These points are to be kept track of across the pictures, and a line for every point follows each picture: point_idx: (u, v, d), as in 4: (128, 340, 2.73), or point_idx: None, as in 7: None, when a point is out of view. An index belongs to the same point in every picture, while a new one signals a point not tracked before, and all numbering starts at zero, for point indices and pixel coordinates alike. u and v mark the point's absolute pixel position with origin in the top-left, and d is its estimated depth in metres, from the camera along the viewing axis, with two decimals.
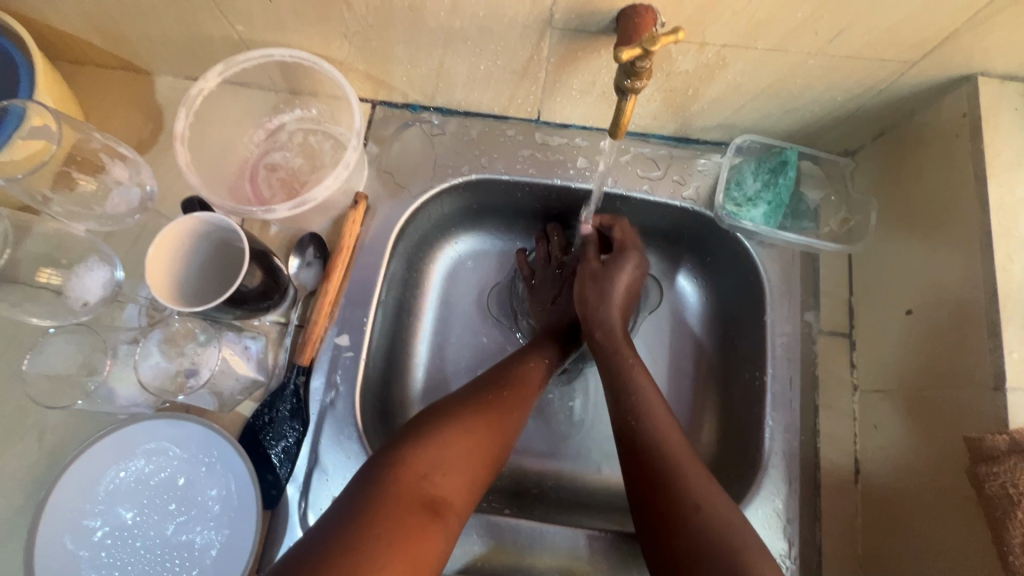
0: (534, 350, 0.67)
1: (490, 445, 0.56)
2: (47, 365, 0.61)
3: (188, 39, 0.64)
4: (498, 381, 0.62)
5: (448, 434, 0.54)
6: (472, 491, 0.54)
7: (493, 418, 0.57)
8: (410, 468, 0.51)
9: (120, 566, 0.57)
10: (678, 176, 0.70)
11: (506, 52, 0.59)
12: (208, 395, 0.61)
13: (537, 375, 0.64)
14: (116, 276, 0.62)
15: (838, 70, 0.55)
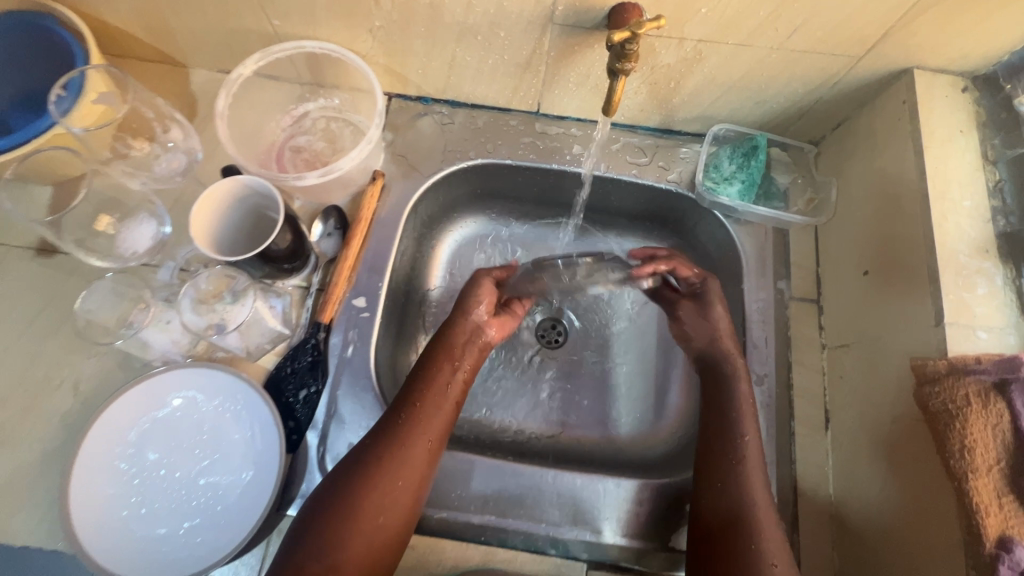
0: (429, 387, 0.62)
1: (379, 512, 0.55)
2: (96, 313, 0.68)
3: (227, 32, 0.72)
4: (383, 434, 0.58)
5: (333, 511, 0.54)
6: (375, 561, 0.54)
7: (369, 505, 0.54)
8: (301, 551, 0.52)
9: (146, 504, 0.61)
10: (663, 163, 0.78)
11: (512, 46, 0.68)
12: (238, 340, 0.66)
13: (434, 424, 0.60)
14: (162, 231, 0.71)
15: (796, 64, 0.64)
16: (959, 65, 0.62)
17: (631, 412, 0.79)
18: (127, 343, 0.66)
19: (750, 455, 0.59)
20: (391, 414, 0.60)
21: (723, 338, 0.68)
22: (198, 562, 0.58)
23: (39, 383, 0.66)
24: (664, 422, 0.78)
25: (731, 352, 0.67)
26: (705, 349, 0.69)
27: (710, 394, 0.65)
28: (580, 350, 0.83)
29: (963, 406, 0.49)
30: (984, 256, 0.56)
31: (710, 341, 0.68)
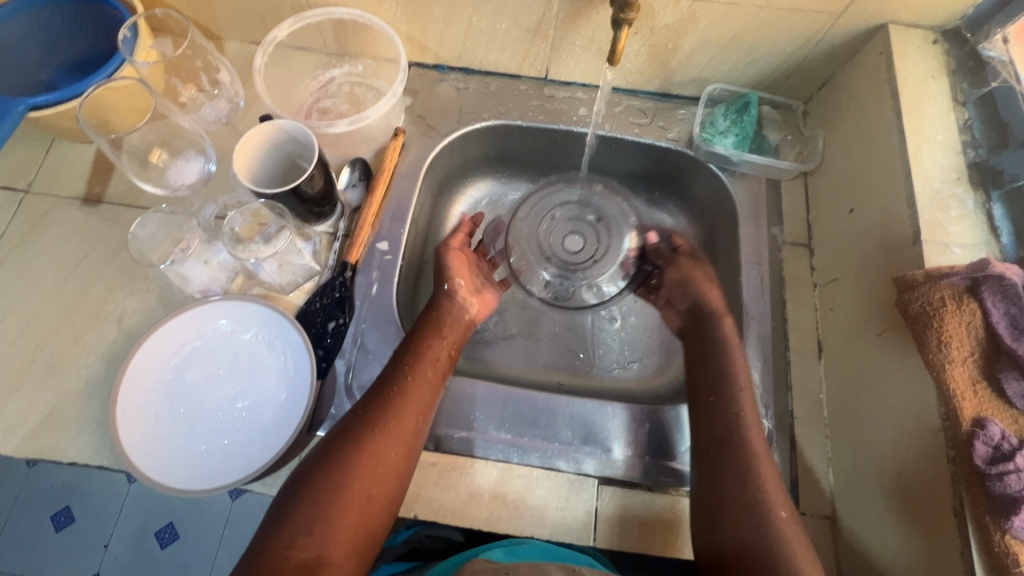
0: (417, 362, 0.65)
1: (366, 484, 0.56)
2: (146, 247, 0.73)
3: (261, 3, 0.79)
4: (372, 406, 0.60)
5: (323, 479, 0.55)
6: (367, 531, 0.55)
7: (357, 478, 0.55)
8: (286, 532, 0.52)
9: (186, 423, 0.65)
10: (663, 123, 0.85)
11: (523, 10, 0.74)
12: (274, 271, 0.71)
13: (420, 396, 0.63)
14: (208, 168, 0.77)
15: (782, 22, 0.71)
16: (928, 21, 0.69)
17: (637, 355, 0.84)
18: (166, 271, 0.70)
19: (767, 476, 0.58)
20: (379, 388, 0.62)
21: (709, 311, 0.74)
22: (234, 475, 0.62)
23: (84, 317, 0.70)
24: (668, 362, 0.83)
25: (720, 323, 0.72)
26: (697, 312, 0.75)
27: (704, 369, 0.69)
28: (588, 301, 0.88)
29: (940, 307, 0.54)
30: (956, 183, 0.62)
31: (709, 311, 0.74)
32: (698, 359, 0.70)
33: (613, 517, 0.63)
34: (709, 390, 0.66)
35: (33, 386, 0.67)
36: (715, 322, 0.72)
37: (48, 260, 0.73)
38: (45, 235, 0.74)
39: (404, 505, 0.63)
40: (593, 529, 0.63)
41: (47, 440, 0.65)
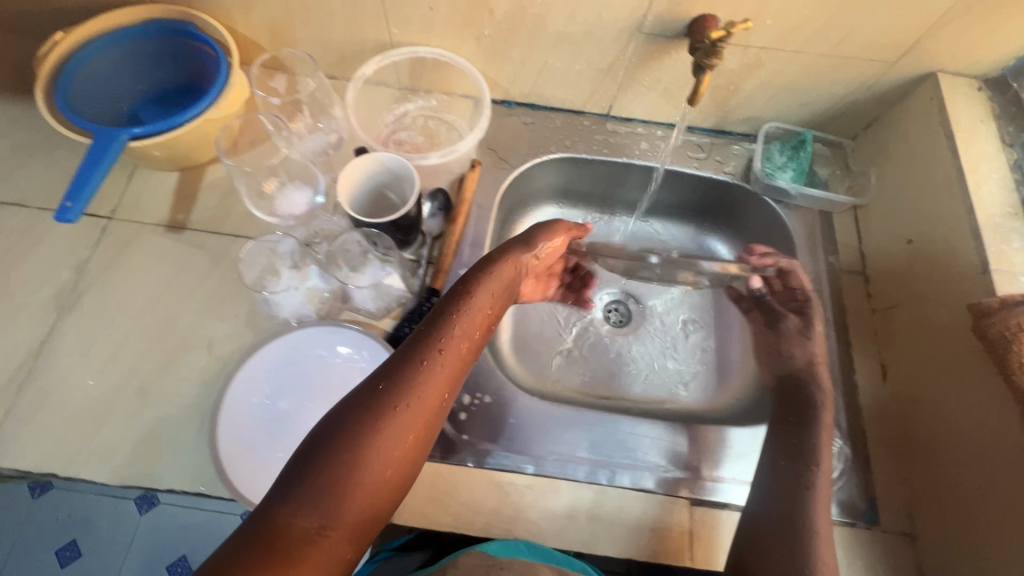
0: (446, 331, 0.55)
1: (386, 461, 0.47)
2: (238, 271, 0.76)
3: (345, 41, 0.82)
4: (394, 379, 0.50)
5: (340, 448, 0.45)
6: (375, 514, 0.46)
7: (377, 453, 0.46)
8: (285, 501, 0.43)
9: (283, 449, 0.66)
10: (719, 158, 0.90)
11: (600, 54, 0.79)
12: (369, 296, 0.74)
13: (449, 369, 0.53)
14: (316, 200, 0.81)
15: (840, 69, 0.77)
16: (973, 70, 0.75)
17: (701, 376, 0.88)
18: (266, 299, 0.73)
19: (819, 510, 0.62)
20: (405, 358, 0.52)
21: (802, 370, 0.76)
22: None
23: (175, 342, 0.71)
24: (728, 384, 0.87)
25: (806, 384, 0.75)
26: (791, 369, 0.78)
27: (787, 420, 0.73)
28: (652, 326, 0.92)
29: (1017, 332, 0.58)
30: (1014, 218, 0.67)
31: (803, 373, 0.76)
32: (791, 411, 0.74)
33: (708, 537, 0.65)
34: (788, 439, 0.71)
35: (127, 412, 0.67)
36: (809, 376, 0.75)
37: (134, 286, 0.74)
38: (131, 262, 0.75)
39: (504, 528, 0.64)
40: (688, 550, 0.64)
41: (143, 466, 0.64)
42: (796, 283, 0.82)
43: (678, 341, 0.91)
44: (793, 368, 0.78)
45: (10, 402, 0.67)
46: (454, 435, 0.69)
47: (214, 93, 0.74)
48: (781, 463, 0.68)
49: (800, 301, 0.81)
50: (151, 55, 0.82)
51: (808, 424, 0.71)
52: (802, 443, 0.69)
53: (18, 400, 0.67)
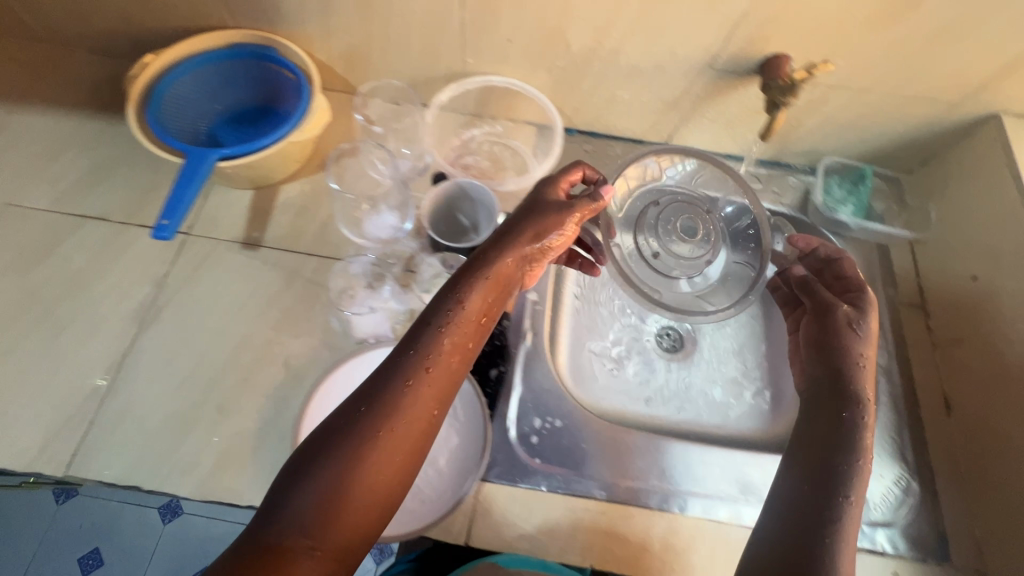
0: (434, 344, 0.53)
1: (375, 478, 0.47)
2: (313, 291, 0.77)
3: (419, 68, 0.85)
4: (381, 398, 0.50)
5: (327, 467, 0.46)
6: (365, 530, 0.47)
7: (364, 471, 0.47)
8: (278, 517, 0.45)
9: None
10: (776, 189, 0.92)
11: (669, 87, 0.81)
12: None
13: (436, 383, 0.52)
14: (402, 227, 0.81)
15: (905, 107, 0.79)
16: None
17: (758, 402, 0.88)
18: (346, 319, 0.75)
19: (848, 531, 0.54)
20: (389, 377, 0.51)
21: (845, 370, 0.64)
22: (415, 521, 0.63)
23: (251, 358, 0.72)
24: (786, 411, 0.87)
25: (851, 389, 0.63)
26: (830, 364, 0.66)
27: (819, 429, 0.62)
28: (708, 350, 0.92)
29: None
30: None
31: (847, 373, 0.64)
32: (828, 416, 0.63)
33: None
34: (813, 452, 0.60)
35: (207, 427, 0.68)
36: (852, 378, 0.64)
37: (211, 302, 0.75)
38: (209, 277, 0.77)
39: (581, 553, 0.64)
40: None
41: (223, 483, 0.65)
42: (846, 272, 0.73)
43: (734, 368, 0.91)
44: (837, 364, 0.65)
45: (92, 414, 0.68)
46: (526, 459, 0.69)
47: (297, 118, 0.77)
48: (806, 486, 0.58)
49: (856, 291, 0.70)
50: (223, 82, 0.85)
51: (840, 437, 0.60)
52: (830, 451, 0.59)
53: (100, 413, 0.68)
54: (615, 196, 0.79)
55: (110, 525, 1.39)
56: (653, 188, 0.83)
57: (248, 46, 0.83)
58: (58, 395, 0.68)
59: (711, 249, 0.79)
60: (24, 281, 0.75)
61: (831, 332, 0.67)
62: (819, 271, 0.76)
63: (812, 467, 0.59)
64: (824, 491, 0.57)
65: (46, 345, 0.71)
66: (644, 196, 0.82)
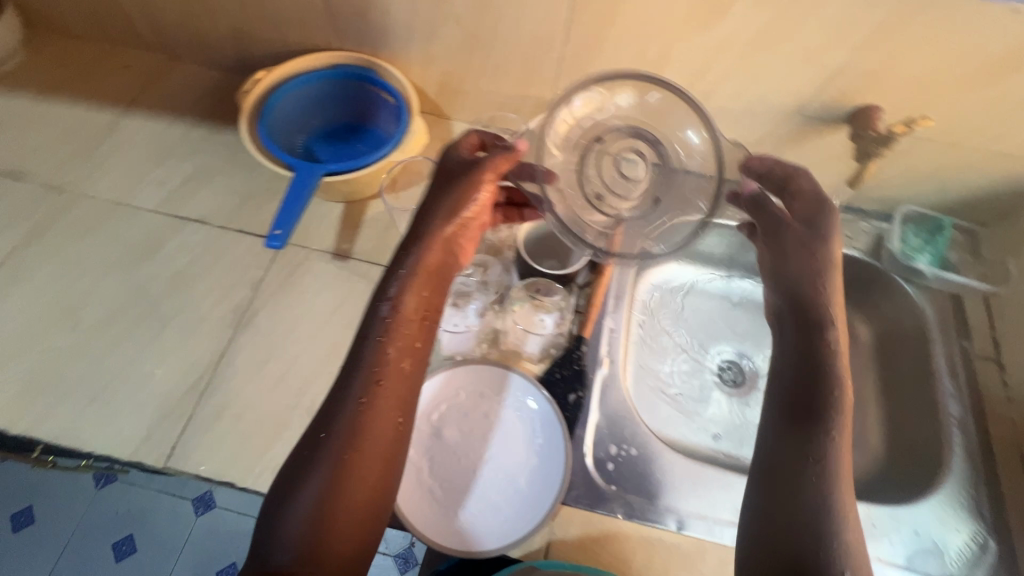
0: (379, 356, 0.55)
1: (358, 495, 0.50)
2: None
3: (509, 97, 0.88)
4: (337, 426, 0.52)
5: (303, 497, 0.49)
6: (361, 538, 0.51)
7: (343, 493, 0.50)
8: (273, 549, 0.48)
9: (444, 478, 0.69)
10: (849, 233, 0.92)
11: (753, 129, 0.84)
12: (534, 341, 0.77)
13: (391, 395, 0.54)
14: (491, 250, 0.81)
15: (991, 162, 0.80)
16: None
17: None
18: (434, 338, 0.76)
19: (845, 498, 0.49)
20: (341, 401, 0.53)
21: (816, 328, 0.56)
22: (496, 534, 0.66)
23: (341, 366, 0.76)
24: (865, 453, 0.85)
25: (823, 352, 0.55)
26: (802, 319, 0.58)
27: (792, 410, 0.53)
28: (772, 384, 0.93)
29: None
30: None
31: (813, 326, 0.56)
32: (802, 372, 0.55)
33: None
34: (779, 441, 0.52)
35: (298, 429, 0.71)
36: (824, 342, 0.55)
37: (303, 309, 0.79)
38: (302, 284, 0.80)
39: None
40: None
41: None
42: (796, 188, 0.62)
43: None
44: (811, 298, 0.58)
45: (191, 409, 0.71)
46: (602, 484, 0.70)
47: (395, 141, 0.80)
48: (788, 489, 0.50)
49: (816, 210, 0.60)
50: (318, 96, 0.89)
51: (808, 419, 0.52)
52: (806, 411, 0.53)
53: (199, 407, 0.71)
54: (557, 133, 0.65)
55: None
56: (597, 124, 0.66)
57: (348, 65, 0.87)
58: (160, 388, 0.72)
59: (659, 189, 0.66)
60: (130, 277, 0.79)
61: (799, 280, 0.59)
62: (770, 190, 0.63)
63: (774, 470, 0.51)
64: (803, 492, 0.49)
65: (150, 339, 0.75)
66: (587, 132, 0.66)
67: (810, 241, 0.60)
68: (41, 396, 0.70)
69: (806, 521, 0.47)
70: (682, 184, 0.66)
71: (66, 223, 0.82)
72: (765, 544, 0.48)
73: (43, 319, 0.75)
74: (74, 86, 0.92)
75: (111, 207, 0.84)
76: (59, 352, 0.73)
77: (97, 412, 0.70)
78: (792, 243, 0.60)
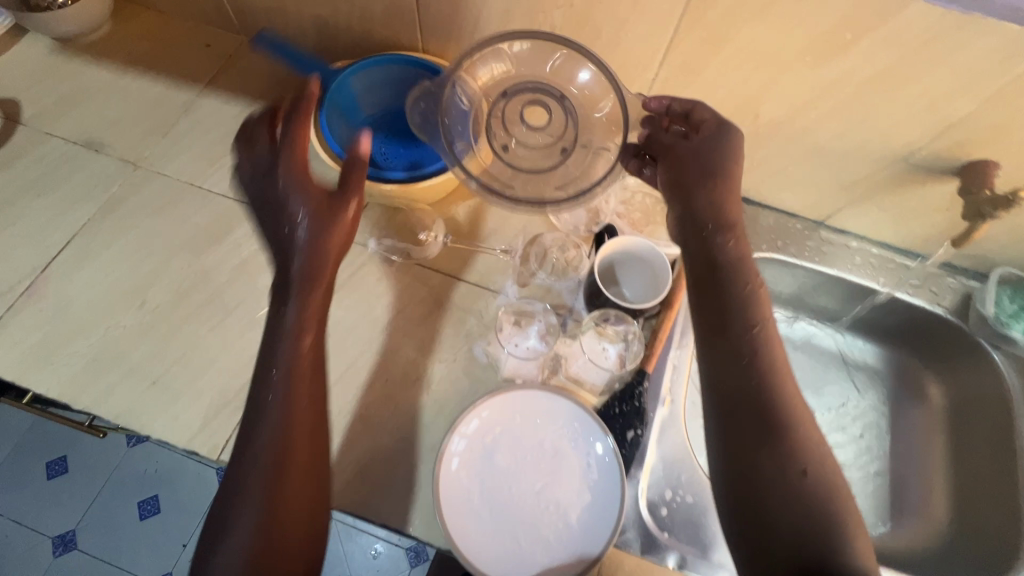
0: (287, 359, 0.59)
1: (294, 494, 0.55)
2: (462, 318, 0.78)
3: None
4: (254, 438, 0.56)
5: (240, 504, 0.54)
6: (307, 525, 0.56)
7: (281, 492, 0.55)
8: (223, 555, 0.52)
9: (492, 505, 0.67)
10: (935, 289, 0.87)
11: (850, 171, 0.79)
12: (594, 372, 0.74)
13: (307, 396, 0.58)
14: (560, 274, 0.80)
15: None
16: None
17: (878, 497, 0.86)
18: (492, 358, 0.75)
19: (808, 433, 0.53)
20: (259, 416, 0.57)
21: (723, 271, 0.58)
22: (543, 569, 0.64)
23: (398, 375, 0.75)
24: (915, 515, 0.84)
25: (739, 293, 0.57)
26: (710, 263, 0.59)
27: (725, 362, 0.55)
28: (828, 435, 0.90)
29: None
30: None
31: (726, 268, 0.58)
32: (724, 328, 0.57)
33: None
34: (727, 400, 0.54)
35: (352, 436, 0.71)
36: (740, 271, 0.58)
37: (365, 313, 0.78)
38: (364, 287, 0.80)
39: None
40: None
41: (358, 495, 0.68)
42: (699, 120, 0.64)
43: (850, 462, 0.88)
44: (721, 248, 0.60)
45: (247, 404, 0.71)
46: (657, 531, 0.68)
47: None
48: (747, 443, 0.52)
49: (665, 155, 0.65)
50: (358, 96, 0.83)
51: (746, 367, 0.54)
52: (751, 369, 0.54)
53: None
54: (468, 88, 0.69)
55: (173, 476, 1.40)
56: (511, 80, 0.70)
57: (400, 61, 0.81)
58: (217, 379, 0.72)
59: (570, 133, 0.70)
60: (197, 262, 0.79)
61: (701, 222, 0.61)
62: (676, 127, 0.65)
63: (741, 437, 0.53)
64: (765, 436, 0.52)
65: (212, 327, 0.75)
66: (498, 90, 0.70)
67: (712, 175, 0.61)
68: (105, 375, 0.72)
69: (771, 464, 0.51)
70: (595, 126, 0.70)
71: (140, 201, 0.83)
72: (748, 494, 0.51)
73: (114, 296, 0.77)
74: (155, 62, 0.93)
75: (183, 188, 0.84)
76: (125, 332, 0.74)
77: (157, 396, 0.71)
78: (700, 177, 0.62)
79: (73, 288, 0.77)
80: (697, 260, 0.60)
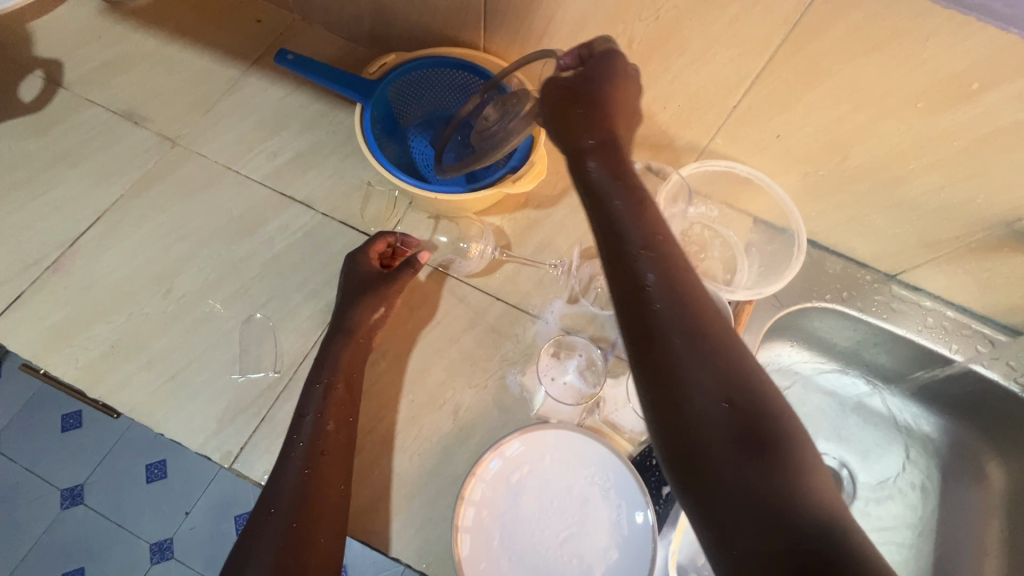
0: (314, 409, 0.63)
1: (316, 540, 0.56)
2: (497, 344, 0.73)
3: (650, 135, 0.78)
4: (281, 485, 0.59)
5: (260, 546, 0.55)
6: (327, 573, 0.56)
7: (304, 537, 0.56)
8: None
9: (512, 552, 0.63)
10: (1012, 361, 0.78)
11: (939, 228, 0.71)
12: (633, 417, 0.69)
13: (334, 450, 0.61)
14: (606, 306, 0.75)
15: None
16: None
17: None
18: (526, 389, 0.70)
19: (756, 377, 0.42)
20: (288, 461, 0.60)
21: (629, 230, 0.48)
22: None
23: (424, 397, 0.70)
24: None
25: (657, 252, 0.47)
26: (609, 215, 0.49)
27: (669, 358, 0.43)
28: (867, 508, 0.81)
29: None
30: None
31: (640, 230, 0.48)
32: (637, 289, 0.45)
33: None
34: (678, 409, 0.41)
35: (370, 457, 0.67)
36: (640, 225, 0.48)
37: (395, 326, 0.74)
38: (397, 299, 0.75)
39: None
40: None
41: (370, 523, 0.65)
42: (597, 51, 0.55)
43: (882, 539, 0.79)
44: (627, 185, 0.50)
45: (264, 411, 0.67)
46: None
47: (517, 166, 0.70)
48: (726, 462, 0.39)
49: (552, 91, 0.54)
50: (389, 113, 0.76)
51: (686, 354, 0.42)
52: (682, 330, 0.43)
53: (272, 410, 0.67)
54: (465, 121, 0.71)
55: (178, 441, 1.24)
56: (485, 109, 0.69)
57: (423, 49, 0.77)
58: (237, 380, 0.69)
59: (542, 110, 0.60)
60: (226, 253, 0.76)
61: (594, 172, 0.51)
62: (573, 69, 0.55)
63: (671, 414, 0.41)
64: (740, 435, 0.39)
65: (235, 324, 0.72)
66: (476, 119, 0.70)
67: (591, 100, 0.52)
68: (123, 363, 0.70)
69: (766, 471, 0.38)
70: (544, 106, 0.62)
71: (173, 181, 0.80)
72: (735, 514, 0.38)
73: (143, 278, 0.74)
74: (202, 33, 0.88)
75: (219, 171, 0.80)
76: (148, 318, 0.72)
77: (175, 390, 0.68)
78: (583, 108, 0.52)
79: (101, 266, 0.75)
80: (610, 229, 0.48)
